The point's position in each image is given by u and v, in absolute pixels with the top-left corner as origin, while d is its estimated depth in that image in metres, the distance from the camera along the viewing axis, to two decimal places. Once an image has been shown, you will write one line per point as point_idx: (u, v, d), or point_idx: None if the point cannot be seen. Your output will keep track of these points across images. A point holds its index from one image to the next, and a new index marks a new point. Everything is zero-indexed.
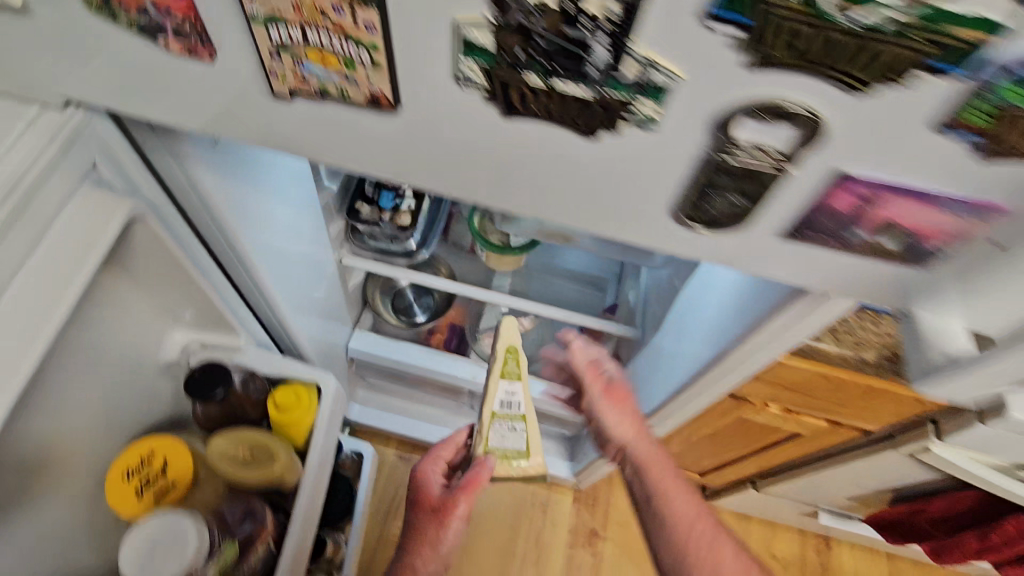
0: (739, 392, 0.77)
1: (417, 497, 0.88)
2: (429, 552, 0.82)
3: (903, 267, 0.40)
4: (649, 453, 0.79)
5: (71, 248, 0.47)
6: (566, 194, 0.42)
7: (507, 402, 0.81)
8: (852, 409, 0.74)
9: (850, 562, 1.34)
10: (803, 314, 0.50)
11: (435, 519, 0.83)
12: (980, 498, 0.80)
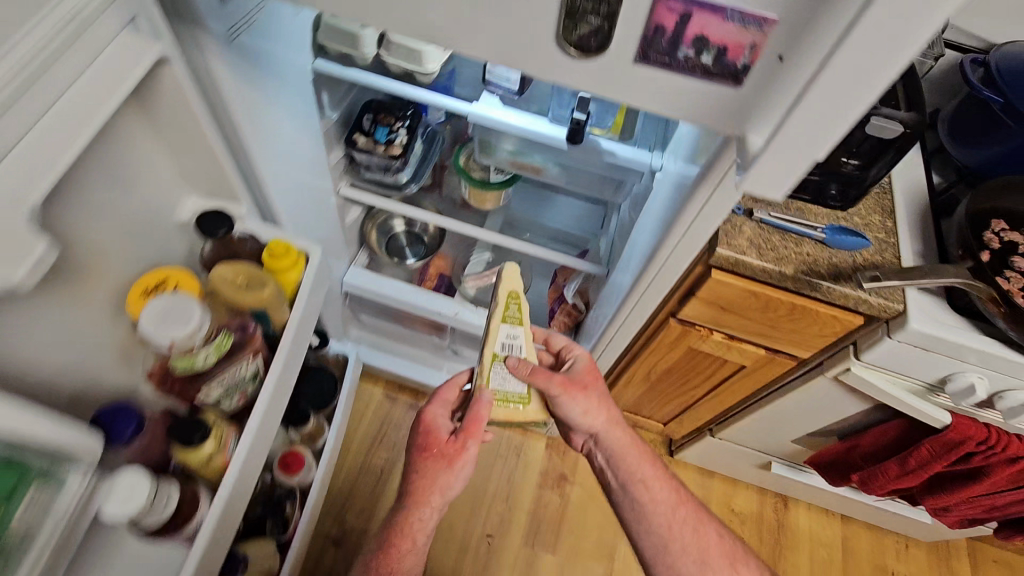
0: (685, 313, 0.86)
1: (419, 437, 0.84)
2: (431, 495, 0.80)
3: (722, 87, 0.44)
4: (621, 441, 0.91)
5: (98, 85, 0.43)
6: (493, 41, 0.47)
7: (508, 345, 0.84)
8: (783, 331, 0.83)
9: (807, 524, 1.42)
10: (708, 200, 0.61)
11: (440, 463, 0.80)
12: (904, 427, 0.88)
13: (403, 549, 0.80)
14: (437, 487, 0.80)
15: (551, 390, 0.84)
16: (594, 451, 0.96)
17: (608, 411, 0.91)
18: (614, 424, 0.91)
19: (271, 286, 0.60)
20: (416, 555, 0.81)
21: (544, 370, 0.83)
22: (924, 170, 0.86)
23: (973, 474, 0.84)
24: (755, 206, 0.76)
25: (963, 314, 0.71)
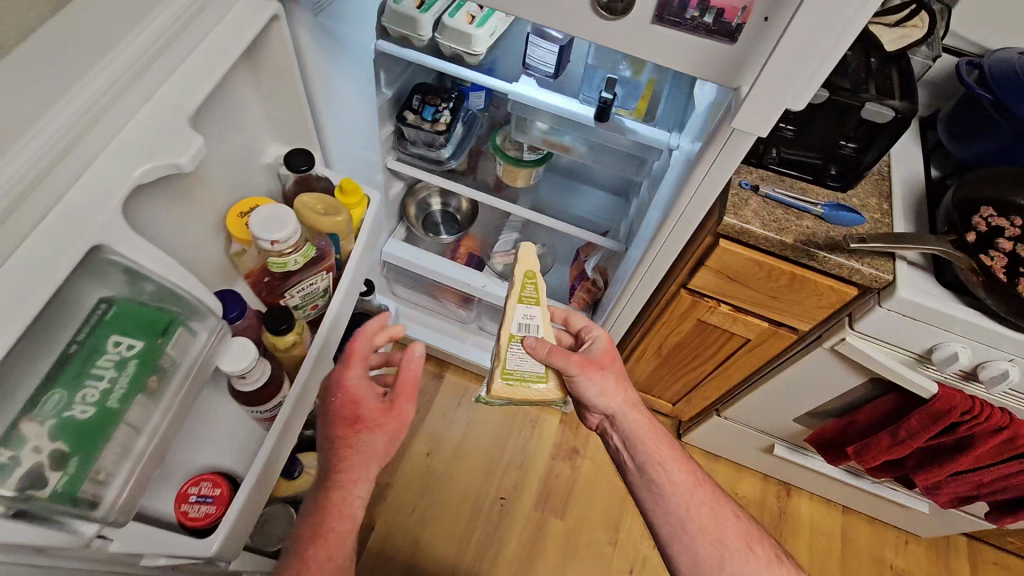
0: (694, 282, 0.95)
1: (337, 404, 0.68)
2: (359, 467, 0.69)
3: (720, 42, 0.53)
4: (640, 421, 0.87)
5: (229, 29, 0.52)
6: (543, 7, 0.56)
7: (525, 325, 0.83)
8: (784, 301, 0.90)
9: (808, 512, 1.46)
10: (712, 159, 0.70)
11: (374, 433, 0.68)
12: (896, 402, 0.95)
13: (337, 522, 0.69)
14: (371, 456, 0.69)
15: (570, 366, 0.81)
16: (610, 432, 0.91)
17: (625, 392, 0.87)
18: (632, 405, 0.87)
19: (343, 213, 0.62)
20: (349, 531, 0.70)
21: (561, 350, 0.80)
22: (924, 163, 0.94)
23: (960, 447, 0.90)
24: (761, 183, 0.84)
25: (949, 287, 0.78)
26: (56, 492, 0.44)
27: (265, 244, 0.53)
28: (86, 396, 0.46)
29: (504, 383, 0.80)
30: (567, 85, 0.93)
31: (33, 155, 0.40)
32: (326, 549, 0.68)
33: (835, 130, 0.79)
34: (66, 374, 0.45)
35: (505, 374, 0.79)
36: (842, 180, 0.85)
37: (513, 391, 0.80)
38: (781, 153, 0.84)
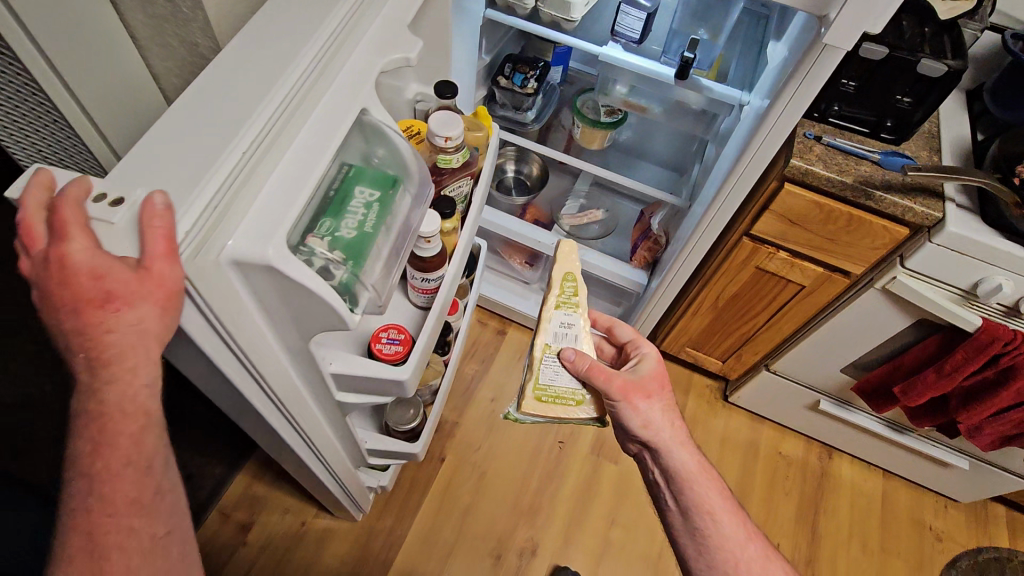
0: (756, 228, 1.06)
1: (60, 290, 0.42)
2: (133, 353, 0.45)
3: None
4: (688, 462, 0.87)
5: None
6: None
7: (562, 334, 0.91)
8: (840, 244, 1.01)
9: (850, 474, 1.53)
10: (781, 108, 0.81)
11: (147, 319, 0.43)
12: (941, 341, 1.04)
13: (113, 416, 0.48)
14: (141, 339, 0.45)
15: (609, 392, 0.87)
16: (648, 462, 0.91)
17: (672, 426, 0.88)
18: (679, 440, 0.87)
19: (481, 130, 0.76)
20: (148, 428, 0.51)
21: (602, 368, 0.87)
22: (971, 126, 1.04)
23: (1002, 380, 0.98)
24: (823, 133, 0.96)
25: (993, 224, 0.88)
26: (340, 284, 0.54)
27: (439, 140, 0.67)
28: (347, 224, 0.55)
29: (537, 400, 0.89)
30: (648, 49, 1.07)
31: (322, 46, 0.55)
32: (120, 454, 0.49)
33: (893, 87, 0.90)
34: (328, 207, 0.56)
35: (538, 389, 0.88)
36: (897, 134, 0.95)
37: (545, 408, 0.89)
38: (842, 109, 0.95)
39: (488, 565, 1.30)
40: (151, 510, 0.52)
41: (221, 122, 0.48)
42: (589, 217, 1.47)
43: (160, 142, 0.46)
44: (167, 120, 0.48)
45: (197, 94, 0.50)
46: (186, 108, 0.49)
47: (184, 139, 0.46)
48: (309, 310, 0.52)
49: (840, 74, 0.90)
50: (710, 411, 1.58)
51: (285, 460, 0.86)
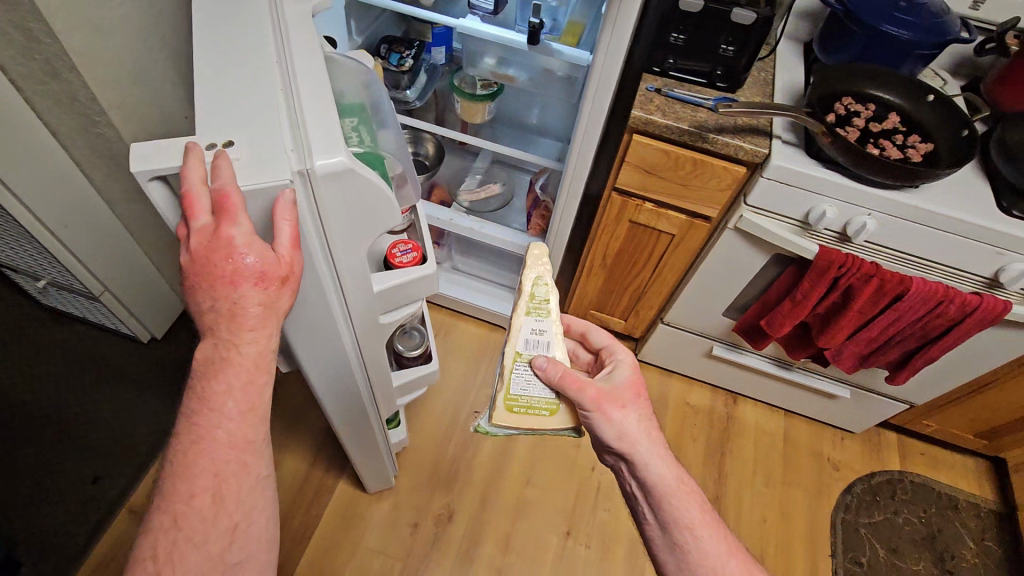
0: (619, 180, 1.13)
1: (223, 262, 0.55)
2: (268, 320, 0.60)
3: None
4: (671, 478, 0.82)
5: None
6: None
7: (533, 343, 0.85)
8: (693, 188, 1.08)
9: (753, 416, 1.62)
10: (604, 49, 0.88)
11: (285, 288, 0.60)
12: (791, 277, 1.13)
13: (245, 367, 0.60)
14: (267, 304, 0.59)
15: (585, 401, 0.81)
16: (626, 476, 0.86)
17: (649, 433, 0.84)
18: (656, 452, 0.82)
19: None
20: (270, 381, 0.64)
21: (575, 377, 0.81)
22: (806, 74, 1.13)
23: (846, 302, 1.08)
24: (663, 86, 1.03)
25: (817, 156, 0.97)
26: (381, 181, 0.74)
27: None
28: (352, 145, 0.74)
29: (510, 411, 0.82)
30: (504, 19, 1.13)
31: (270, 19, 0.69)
32: (249, 398, 0.62)
33: (718, 35, 0.97)
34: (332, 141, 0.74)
35: (509, 400, 0.82)
36: (730, 81, 1.03)
37: (519, 418, 0.83)
38: (678, 62, 1.03)
39: (406, 532, 1.33)
40: (260, 451, 0.64)
41: (255, 84, 0.63)
42: (490, 192, 1.52)
43: (218, 105, 0.60)
44: (208, 89, 0.62)
45: (217, 68, 0.63)
46: (216, 79, 0.62)
47: (226, 112, 0.60)
48: (374, 209, 0.68)
49: (670, 26, 0.98)
50: None
51: (347, 422, 0.97)
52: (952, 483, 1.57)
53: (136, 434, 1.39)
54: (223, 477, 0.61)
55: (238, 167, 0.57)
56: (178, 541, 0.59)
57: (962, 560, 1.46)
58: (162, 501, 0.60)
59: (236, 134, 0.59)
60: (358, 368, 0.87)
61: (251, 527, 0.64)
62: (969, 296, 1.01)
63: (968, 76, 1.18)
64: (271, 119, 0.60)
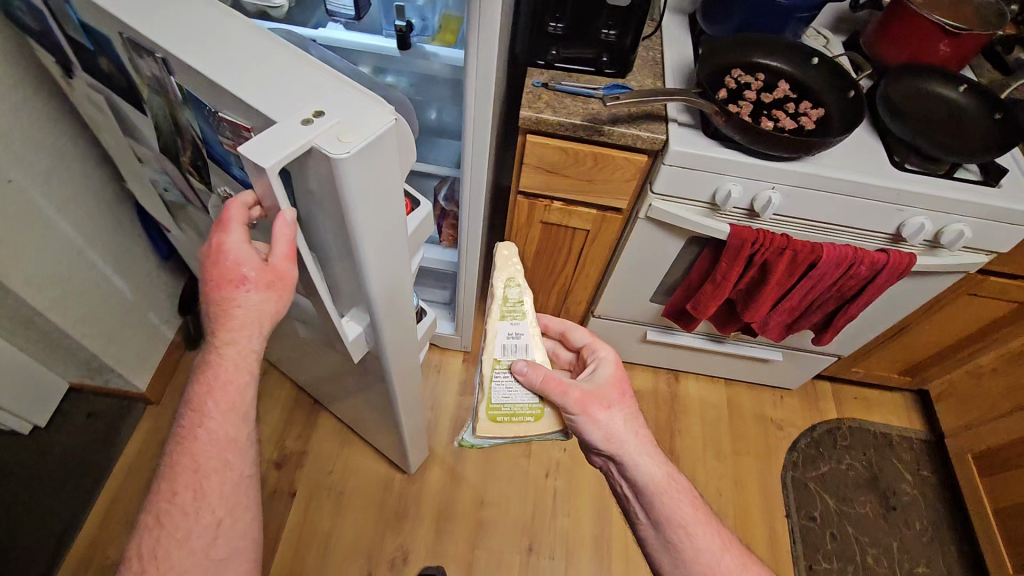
0: (522, 182, 1.06)
1: (215, 264, 0.61)
2: (253, 321, 0.64)
3: None
4: (659, 477, 0.84)
5: None
6: None
7: (510, 347, 0.85)
8: (599, 183, 1.03)
9: (696, 390, 1.63)
10: (483, 35, 0.82)
11: (269, 295, 0.63)
12: (710, 256, 1.11)
13: (227, 366, 0.66)
14: (262, 308, 0.64)
15: (568, 404, 0.82)
16: (615, 476, 0.88)
17: (634, 433, 0.85)
18: (643, 451, 0.84)
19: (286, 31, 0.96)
20: (251, 382, 0.69)
21: (557, 381, 0.82)
22: (693, 47, 1.09)
23: (764, 276, 1.07)
24: (550, 80, 0.97)
25: (714, 136, 0.94)
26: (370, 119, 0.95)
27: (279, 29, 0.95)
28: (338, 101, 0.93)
29: (492, 421, 0.84)
30: (369, 26, 1.02)
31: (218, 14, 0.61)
32: (228, 397, 0.67)
33: (596, 21, 0.92)
34: None
35: (492, 409, 0.84)
36: (618, 67, 0.98)
37: (502, 426, 0.85)
38: (562, 52, 0.97)
39: None
40: (242, 450, 0.70)
41: (275, 68, 0.57)
42: None
43: (261, 93, 0.54)
44: (232, 75, 0.55)
45: (214, 55, 0.56)
46: (227, 65, 0.56)
47: (271, 102, 0.53)
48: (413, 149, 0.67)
49: (546, 15, 0.91)
50: None
51: (409, 387, 0.99)
52: (885, 421, 1.63)
53: (48, 532, 1.22)
54: (202, 473, 0.67)
55: (343, 130, 0.53)
56: (161, 538, 0.65)
57: (903, 494, 1.53)
58: (154, 499, 0.67)
59: (314, 104, 0.54)
60: (414, 318, 0.86)
61: (235, 522, 0.69)
62: (877, 254, 1.02)
63: (848, 31, 1.18)
64: (314, 93, 0.55)
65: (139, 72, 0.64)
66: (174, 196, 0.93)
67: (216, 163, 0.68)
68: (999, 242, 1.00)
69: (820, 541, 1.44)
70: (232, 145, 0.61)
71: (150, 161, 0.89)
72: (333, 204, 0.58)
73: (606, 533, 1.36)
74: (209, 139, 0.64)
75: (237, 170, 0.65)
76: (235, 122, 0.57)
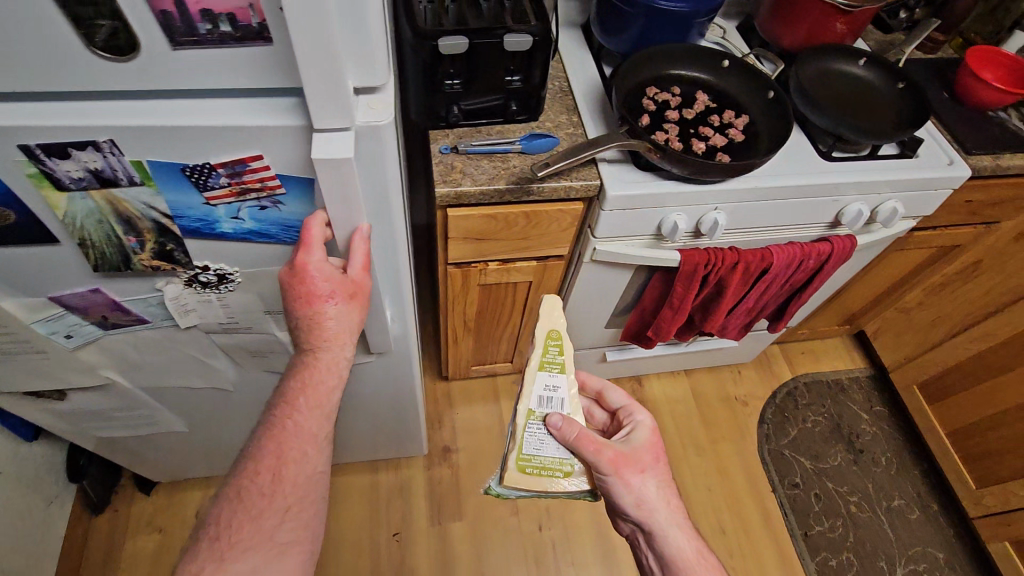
0: (450, 253, 0.93)
1: (300, 286, 0.60)
2: (344, 332, 0.63)
3: (257, 47, 0.45)
4: (687, 549, 0.72)
5: None
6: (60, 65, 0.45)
7: (547, 400, 0.74)
8: (535, 237, 0.93)
9: (660, 387, 1.61)
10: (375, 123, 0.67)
11: (353, 307, 0.63)
12: (661, 281, 1.05)
13: (323, 373, 0.63)
14: (347, 318, 0.63)
15: (602, 465, 0.70)
16: (642, 546, 0.75)
17: (667, 502, 0.73)
18: (675, 522, 0.72)
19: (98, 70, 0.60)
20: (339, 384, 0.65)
21: (591, 437, 0.70)
22: (597, 63, 1.00)
23: (720, 289, 1.02)
24: (458, 141, 0.85)
25: (648, 170, 0.87)
26: None
27: None
28: None
29: (521, 474, 0.71)
30: None
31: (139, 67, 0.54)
32: (317, 396, 0.63)
33: (495, 69, 0.80)
34: None
35: (522, 460, 0.71)
36: (528, 111, 0.87)
37: (532, 482, 0.71)
38: (463, 107, 0.84)
39: None
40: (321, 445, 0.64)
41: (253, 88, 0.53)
42: None
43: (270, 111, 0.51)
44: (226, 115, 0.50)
45: (178, 113, 0.50)
46: (194, 114, 0.50)
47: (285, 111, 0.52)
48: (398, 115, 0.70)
49: (439, 72, 0.79)
50: None
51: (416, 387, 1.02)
52: (834, 368, 1.70)
53: None
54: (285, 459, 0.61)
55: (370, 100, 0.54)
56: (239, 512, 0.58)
57: (865, 435, 1.60)
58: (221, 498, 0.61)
59: None
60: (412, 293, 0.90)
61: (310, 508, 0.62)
62: (821, 245, 1.01)
63: (739, 14, 1.14)
64: None
65: (58, 179, 0.52)
66: (84, 336, 0.73)
67: (191, 234, 0.60)
68: (925, 206, 1.02)
69: (808, 506, 1.48)
70: (228, 192, 0.56)
71: (43, 308, 0.68)
72: (384, 185, 0.59)
73: (614, 570, 1.31)
74: (181, 210, 0.57)
75: (231, 225, 0.59)
76: (237, 159, 0.53)
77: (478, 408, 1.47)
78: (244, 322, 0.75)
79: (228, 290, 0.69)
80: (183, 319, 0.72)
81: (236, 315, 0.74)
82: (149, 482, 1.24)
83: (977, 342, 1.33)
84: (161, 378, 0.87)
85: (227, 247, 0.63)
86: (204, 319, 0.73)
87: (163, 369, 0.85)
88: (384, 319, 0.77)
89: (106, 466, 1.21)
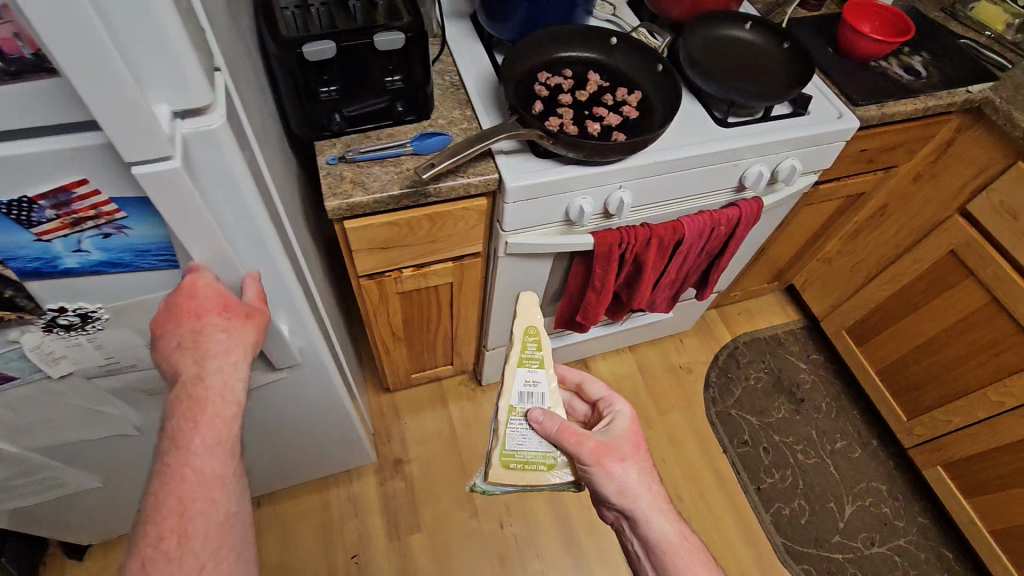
0: (359, 266, 0.90)
1: (187, 302, 0.59)
2: (235, 346, 0.60)
3: (42, 82, 0.43)
4: (672, 536, 0.69)
5: None
6: None
7: (528, 395, 0.73)
8: (444, 239, 0.90)
9: (606, 367, 1.62)
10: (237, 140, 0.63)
11: (247, 327, 0.61)
12: (582, 265, 1.04)
13: (215, 403, 0.57)
14: (235, 338, 0.60)
15: (585, 457, 0.68)
16: (628, 537, 0.73)
17: (651, 490, 0.71)
18: (660, 509, 0.70)
19: None
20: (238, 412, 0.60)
21: (572, 429, 0.69)
22: (489, 51, 0.98)
23: (640, 266, 1.03)
24: (346, 150, 0.81)
25: (548, 157, 0.85)
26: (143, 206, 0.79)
27: None
28: None
29: (506, 470, 0.70)
30: None
31: None
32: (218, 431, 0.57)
33: (371, 71, 0.77)
34: None
35: (506, 456, 0.70)
36: (416, 111, 0.84)
37: (518, 478, 0.70)
38: (347, 113, 0.81)
39: None
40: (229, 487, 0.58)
41: None
42: None
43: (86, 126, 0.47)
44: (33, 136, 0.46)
45: None
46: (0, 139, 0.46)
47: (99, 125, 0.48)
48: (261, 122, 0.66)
49: (312, 81, 0.75)
50: (472, 406, 1.47)
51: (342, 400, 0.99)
52: (770, 324, 1.76)
53: None
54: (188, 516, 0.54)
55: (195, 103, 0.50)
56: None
57: (805, 384, 1.67)
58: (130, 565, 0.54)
59: None
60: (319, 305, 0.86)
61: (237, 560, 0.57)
62: (730, 211, 1.03)
63: None
64: None
65: None
66: None
67: (31, 275, 0.55)
68: (823, 160, 1.04)
69: (758, 461, 1.53)
70: (59, 225, 0.52)
71: None
72: (240, 201, 0.56)
73: (580, 556, 1.31)
74: (8, 251, 0.52)
75: (75, 260, 0.55)
76: (61, 187, 0.49)
77: (426, 415, 1.44)
78: (126, 360, 0.70)
79: (98, 328, 0.64)
80: (53, 368, 0.67)
81: (116, 354, 0.69)
82: (79, 548, 1.17)
83: (891, 283, 1.39)
84: (57, 441, 0.81)
85: (82, 284, 0.58)
86: (80, 363, 0.68)
87: (57, 431, 0.79)
88: (282, 334, 0.74)
89: (28, 539, 1.13)
